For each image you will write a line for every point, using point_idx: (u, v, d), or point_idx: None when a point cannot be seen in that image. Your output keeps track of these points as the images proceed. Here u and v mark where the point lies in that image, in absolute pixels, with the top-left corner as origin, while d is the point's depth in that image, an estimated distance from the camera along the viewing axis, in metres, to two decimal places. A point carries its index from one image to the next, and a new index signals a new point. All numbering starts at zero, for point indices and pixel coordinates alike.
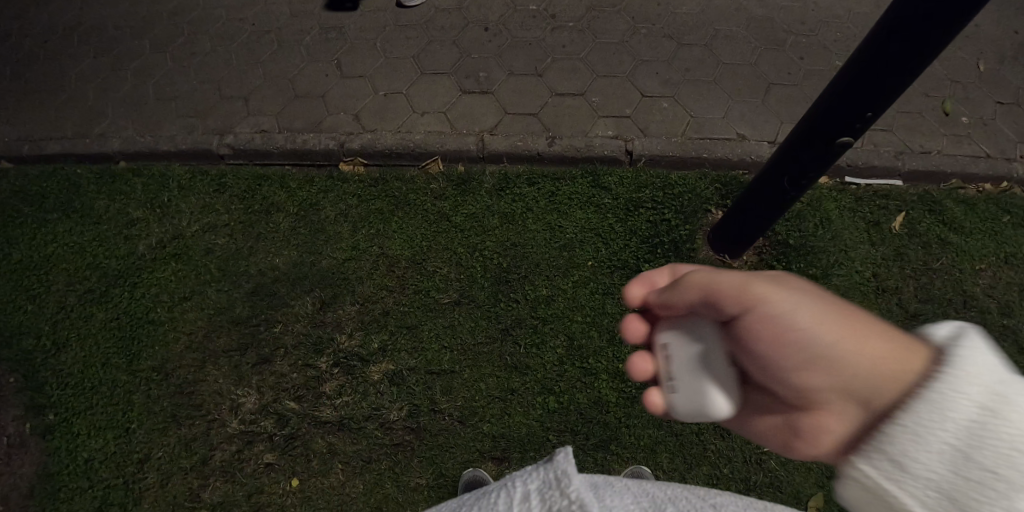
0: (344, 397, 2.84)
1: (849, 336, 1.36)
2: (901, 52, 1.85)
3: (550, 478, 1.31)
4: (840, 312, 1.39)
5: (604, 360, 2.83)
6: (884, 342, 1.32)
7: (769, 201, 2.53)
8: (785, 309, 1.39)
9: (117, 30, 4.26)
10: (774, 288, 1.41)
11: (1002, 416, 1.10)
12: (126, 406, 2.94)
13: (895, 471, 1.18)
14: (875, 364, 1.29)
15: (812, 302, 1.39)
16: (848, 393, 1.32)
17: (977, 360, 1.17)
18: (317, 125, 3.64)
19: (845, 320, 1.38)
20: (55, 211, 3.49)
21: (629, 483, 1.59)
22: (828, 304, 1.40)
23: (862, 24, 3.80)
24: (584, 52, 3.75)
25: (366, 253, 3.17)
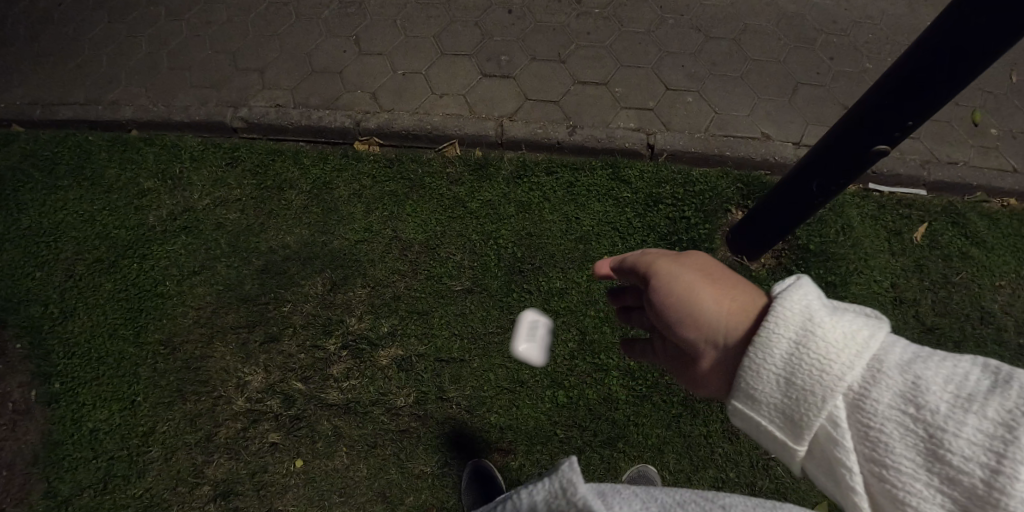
0: (351, 381, 2.82)
1: (713, 291, 1.26)
2: (947, 63, 1.79)
3: (555, 488, 1.20)
4: (721, 274, 1.30)
5: (615, 357, 2.81)
6: (743, 300, 1.22)
7: (794, 203, 2.48)
8: (661, 272, 1.35)
9: None
10: (661, 256, 1.38)
11: (814, 345, 1.03)
12: (132, 378, 2.92)
13: (739, 412, 1.11)
14: (725, 317, 1.22)
15: (688, 264, 1.33)
16: (700, 342, 1.24)
17: (793, 294, 1.10)
18: (333, 102, 3.58)
19: (715, 280, 1.29)
20: (65, 177, 3.45)
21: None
22: (706, 266, 1.33)
23: (895, 27, 3.71)
24: (609, 41, 3.68)
25: (379, 235, 3.13)
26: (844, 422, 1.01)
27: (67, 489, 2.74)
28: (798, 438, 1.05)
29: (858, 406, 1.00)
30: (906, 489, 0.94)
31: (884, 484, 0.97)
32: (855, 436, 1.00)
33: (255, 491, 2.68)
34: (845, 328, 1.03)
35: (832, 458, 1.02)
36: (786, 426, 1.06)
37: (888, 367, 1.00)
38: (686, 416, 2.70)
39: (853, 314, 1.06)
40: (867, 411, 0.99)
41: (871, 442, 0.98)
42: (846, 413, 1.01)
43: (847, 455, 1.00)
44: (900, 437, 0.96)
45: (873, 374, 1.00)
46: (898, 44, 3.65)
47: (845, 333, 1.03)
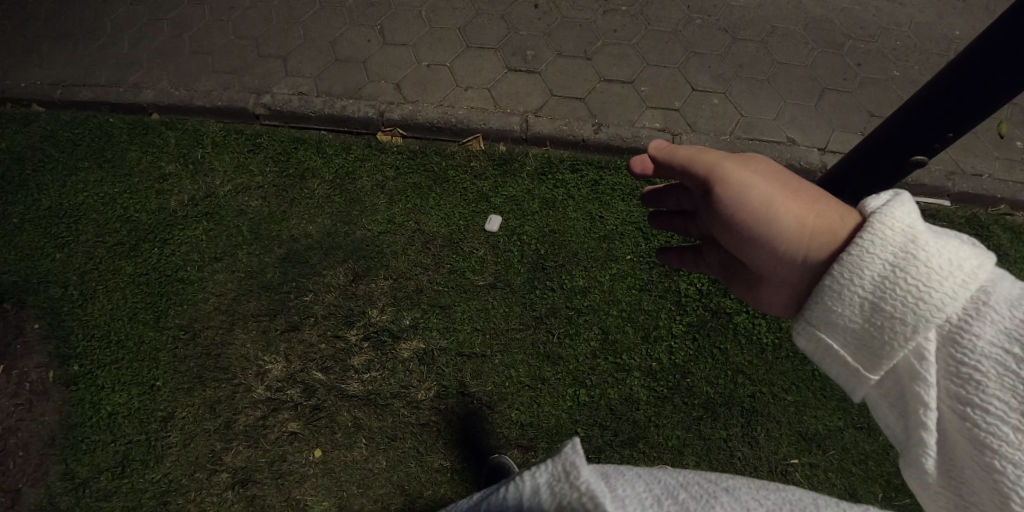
0: (372, 372, 2.81)
1: (789, 200, 1.33)
2: (959, 104, 1.89)
3: (559, 472, 1.08)
4: (794, 186, 1.36)
5: (637, 357, 2.81)
6: (821, 210, 1.28)
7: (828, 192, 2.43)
8: (729, 178, 1.41)
9: None
10: (729, 158, 1.45)
11: (911, 265, 1.03)
12: (152, 363, 2.93)
13: (814, 329, 1.13)
14: (807, 236, 1.27)
15: (759, 172, 1.39)
16: (782, 260, 1.31)
17: (892, 212, 1.10)
18: (357, 91, 3.55)
19: (790, 189, 1.35)
20: (85, 159, 3.47)
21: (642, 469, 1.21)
22: (778, 175, 1.38)
23: (923, 35, 3.70)
24: (636, 39, 3.66)
25: (402, 228, 3.11)
26: (931, 357, 1.01)
27: (84, 472, 2.74)
28: (874, 370, 1.06)
29: (952, 340, 0.99)
30: (991, 431, 0.94)
31: (963, 420, 0.97)
32: (943, 370, 1.00)
33: (273, 480, 2.68)
34: (950, 254, 1.02)
35: (906, 392, 1.04)
36: (863, 355, 1.07)
37: (995, 301, 0.98)
38: (706, 419, 2.69)
39: (958, 241, 1.05)
40: (963, 347, 0.98)
41: (959, 381, 0.98)
42: (937, 345, 1.01)
43: (926, 392, 1.00)
44: (994, 375, 0.95)
45: (976, 307, 0.99)
46: (925, 52, 3.65)
47: (950, 260, 1.02)
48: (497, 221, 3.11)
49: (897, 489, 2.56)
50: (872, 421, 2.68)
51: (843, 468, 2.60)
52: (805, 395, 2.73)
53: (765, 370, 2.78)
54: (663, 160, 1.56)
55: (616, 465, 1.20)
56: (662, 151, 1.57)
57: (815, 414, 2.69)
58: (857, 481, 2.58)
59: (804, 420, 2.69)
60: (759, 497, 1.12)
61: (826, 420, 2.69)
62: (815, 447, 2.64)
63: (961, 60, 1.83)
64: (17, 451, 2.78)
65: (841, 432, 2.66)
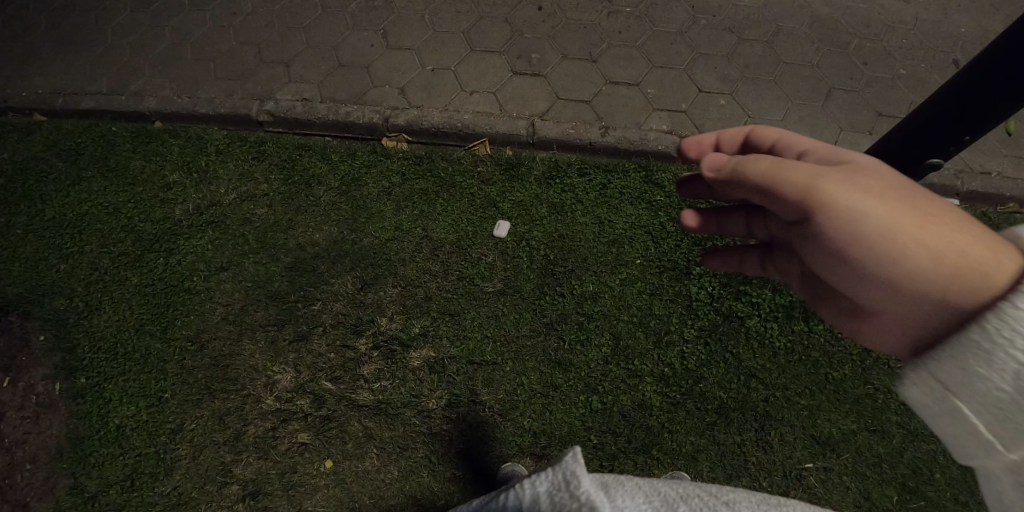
0: (382, 382, 2.79)
1: (917, 231, 1.25)
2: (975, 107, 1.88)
3: (560, 480, 1.22)
4: (922, 211, 1.28)
5: (649, 362, 2.78)
6: (962, 246, 1.21)
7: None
8: (839, 203, 1.29)
9: None
10: (832, 176, 1.32)
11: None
12: (160, 375, 2.91)
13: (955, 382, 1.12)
14: (947, 277, 1.21)
15: (878, 195, 1.29)
16: (915, 300, 1.26)
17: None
18: (361, 95, 3.52)
19: (917, 215, 1.27)
20: (89, 168, 3.47)
21: (642, 480, 1.33)
22: (899, 198, 1.29)
23: (929, 33, 3.68)
24: (640, 40, 3.63)
25: (409, 234, 3.09)
26: None
27: (93, 485, 2.73)
28: (1008, 443, 1.06)
29: None
30: None
31: None
32: None
33: (284, 492, 2.66)
34: None
35: None
36: (1002, 425, 1.07)
37: None
38: (720, 425, 2.67)
39: None
40: None
41: None
42: None
43: None
44: None
45: None
46: (932, 50, 3.63)
47: None
48: (505, 227, 3.08)
49: (913, 492, 2.54)
50: (885, 424, 2.65)
51: (858, 472, 2.58)
52: (818, 398, 2.71)
53: (778, 374, 2.76)
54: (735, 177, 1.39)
55: (616, 476, 1.33)
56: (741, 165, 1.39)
57: (829, 418, 2.67)
58: (872, 484, 2.56)
59: (818, 424, 2.66)
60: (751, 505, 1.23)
61: (840, 423, 2.66)
62: (829, 451, 2.62)
63: (971, 68, 1.83)
64: (24, 464, 2.78)
65: (855, 435, 2.64)
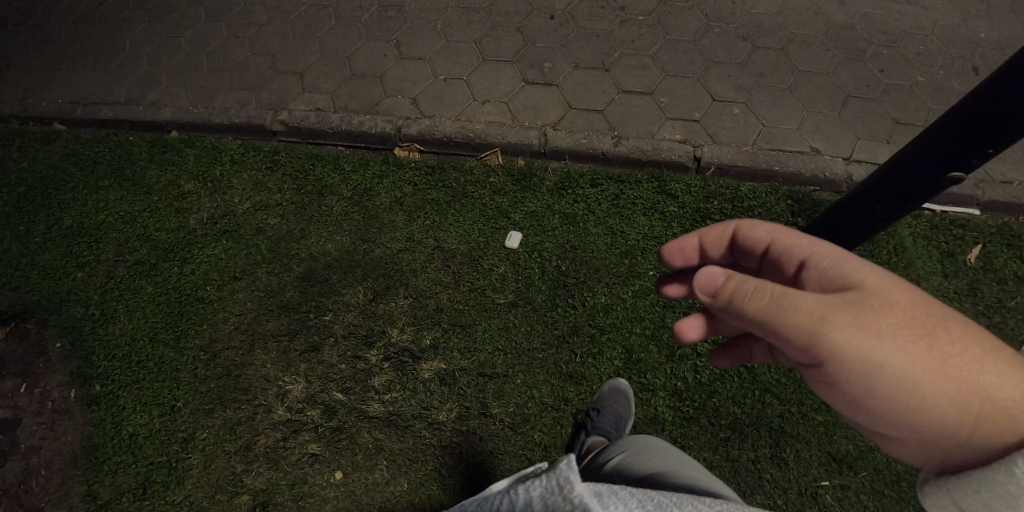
0: (393, 393, 2.78)
1: (931, 374, 1.41)
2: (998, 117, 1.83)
3: (553, 485, 1.26)
4: (935, 338, 1.43)
5: (662, 376, 2.76)
6: (974, 380, 1.37)
7: (854, 220, 2.47)
8: (850, 344, 1.46)
9: None
10: (840, 312, 1.48)
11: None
12: (172, 384, 2.92)
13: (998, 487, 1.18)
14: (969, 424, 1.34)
15: (887, 330, 1.45)
16: (939, 438, 1.40)
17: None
18: (374, 106, 3.53)
19: (928, 355, 1.42)
20: (105, 178, 3.50)
21: (627, 488, 1.34)
22: (909, 330, 1.45)
23: (949, 40, 3.62)
24: (653, 49, 3.59)
25: (421, 245, 3.08)
26: None
27: (107, 493, 2.76)
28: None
29: None
30: None
31: None
32: None
33: (294, 503, 2.66)
34: None
35: None
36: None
37: None
38: (734, 440, 2.63)
39: None
40: None
41: None
42: None
43: None
44: None
45: None
46: (952, 57, 3.56)
47: None
48: (517, 238, 3.06)
49: None
50: None
51: (876, 490, 2.53)
52: (835, 414, 2.65)
53: (794, 388, 2.71)
54: (730, 301, 1.53)
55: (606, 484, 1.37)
56: (739, 290, 1.52)
57: (846, 435, 2.62)
58: (890, 502, 2.51)
59: (835, 440, 2.61)
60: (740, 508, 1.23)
61: (858, 440, 2.61)
62: (847, 469, 2.56)
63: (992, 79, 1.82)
64: (40, 469, 2.81)
65: (872, 452, 2.58)
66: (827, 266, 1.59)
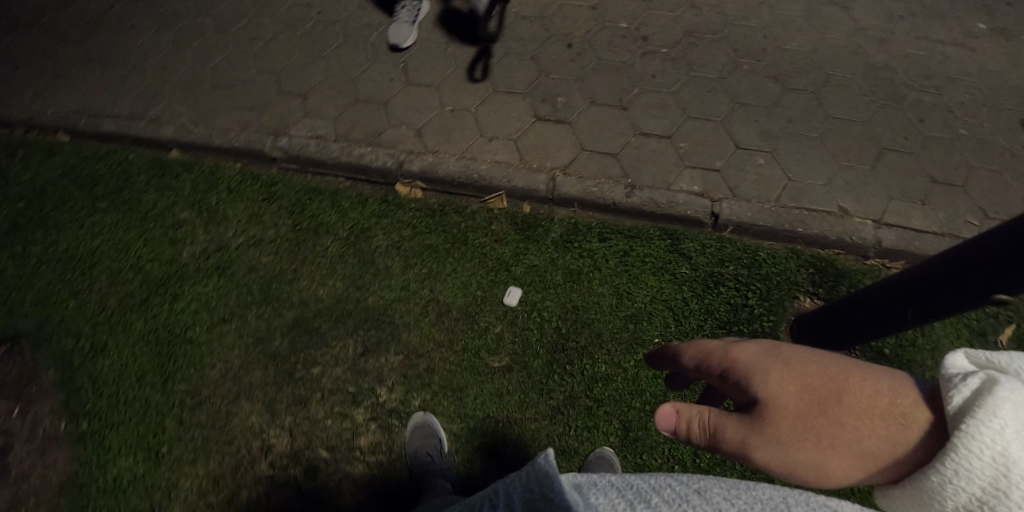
0: (379, 456, 2.69)
1: (840, 454, 1.18)
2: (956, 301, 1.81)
3: (534, 486, 1.19)
4: (826, 402, 1.22)
5: (660, 456, 2.63)
6: (877, 443, 1.15)
7: (878, 315, 2.40)
8: (767, 460, 1.26)
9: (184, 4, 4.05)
10: (747, 428, 1.29)
11: (1000, 505, 0.98)
12: (157, 428, 2.81)
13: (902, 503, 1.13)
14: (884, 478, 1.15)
15: (789, 433, 1.23)
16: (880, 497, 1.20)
17: (995, 427, 1.00)
18: (376, 136, 3.37)
19: (832, 435, 1.19)
20: (104, 198, 3.39)
21: (614, 479, 1.28)
22: (808, 424, 1.22)
23: (995, 87, 3.35)
24: (676, 86, 3.36)
25: (416, 296, 2.96)
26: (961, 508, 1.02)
27: None
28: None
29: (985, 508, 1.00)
30: None
31: None
32: None
33: None
34: (1006, 427, 1.00)
35: None
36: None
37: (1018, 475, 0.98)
38: None
39: (1013, 409, 1.00)
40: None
41: None
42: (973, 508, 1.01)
43: None
44: None
45: (1003, 478, 0.98)
46: (999, 108, 3.28)
47: (996, 433, 1.00)
48: (517, 295, 2.92)
49: None
50: None
51: None
52: None
53: None
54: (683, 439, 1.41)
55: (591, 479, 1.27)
56: (674, 427, 1.40)
57: None
58: None
59: None
60: (729, 496, 1.15)
61: None
62: None
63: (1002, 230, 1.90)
64: (28, 498, 2.71)
65: None
66: (740, 369, 1.34)
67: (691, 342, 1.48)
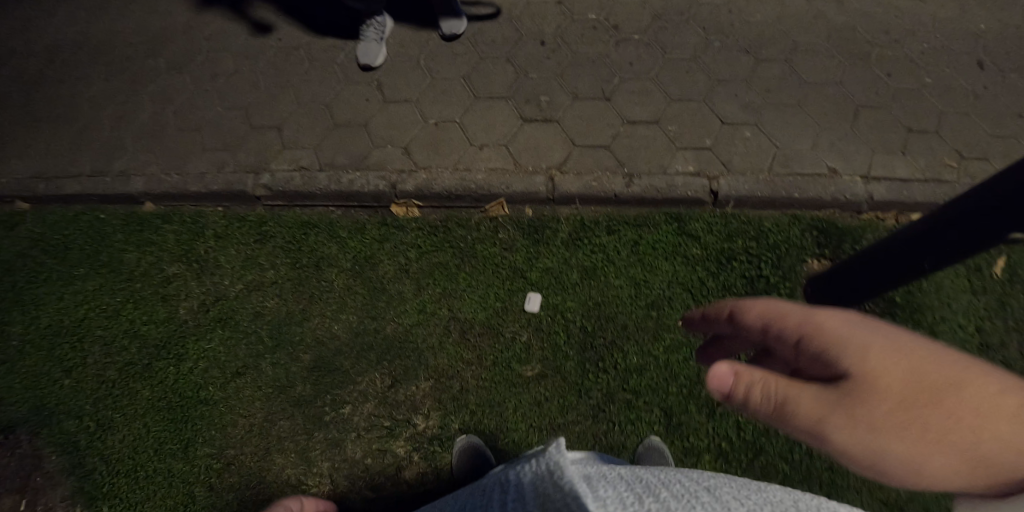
0: (427, 486, 2.64)
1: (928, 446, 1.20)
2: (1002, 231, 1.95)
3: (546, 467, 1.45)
4: (920, 396, 1.22)
5: (705, 437, 2.67)
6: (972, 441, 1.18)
7: (895, 267, 2.48)
8: (844, 437, 1.25)
9: (130, 48, 3.84)
10: (828, 404, 1.27)
11: None
12: (187, 499, 2.68)
13: None
14: (966, 479, 1.18)
15: (878, 417, 1.23)
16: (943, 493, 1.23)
17: None
18: (362, 160, 3.28)
19: (923, 425, 1.21)
20: (81, 265, 3.19)
21: (625, 476, 1.52)
22: (899, 408, 1.23)
23: (950, 33, 3.50)
24: (654, 71, 3.39)
25: (435, 317, 2.90)
26: None
27: None
28: None
29: None
30: None
31: None
32: None
33: None
34: None
35: None
36: None
37: None
38: None
39: None
40: None
41: None
42: None
43: None
44: None
45: None
46: (958, 53, 3.43)
47: None
48: (537, 301, 2.91)
49: None
50: None
51: None
52: None
53: None
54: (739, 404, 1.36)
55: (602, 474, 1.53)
56: (736, 390, 1.34)
57: None
58: None
59: (885, 486, 2.56)
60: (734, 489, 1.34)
61: None
62: None
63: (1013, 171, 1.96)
64: None
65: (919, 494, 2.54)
66: (825, 343, 1.32)
67: (757, 305, 1.44)
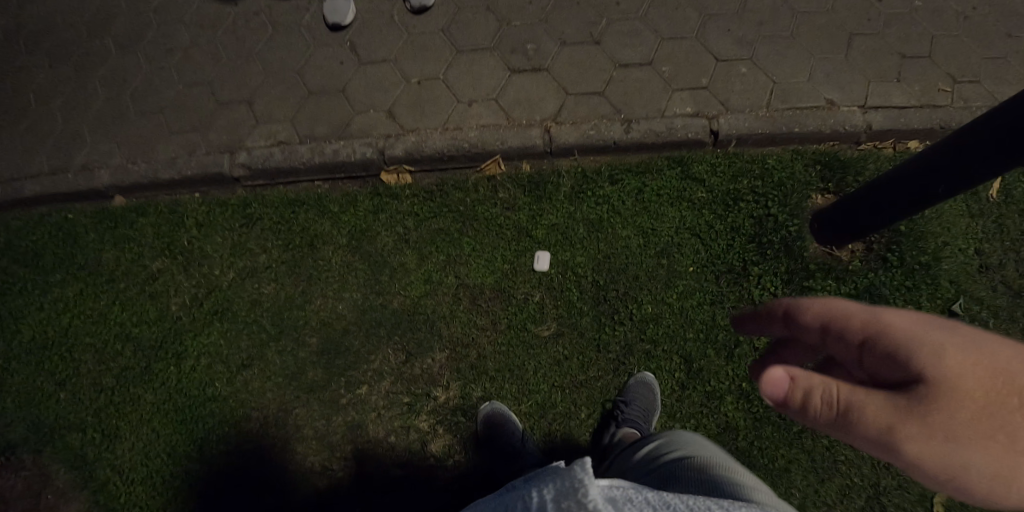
0: (455, 457, 2.61)
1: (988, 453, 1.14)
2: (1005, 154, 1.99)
3: (566, 487, 1.34)
4: (987, 401, 1.15)
5: (726, 380, 2.68)
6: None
7: (900, 198, 2.41)
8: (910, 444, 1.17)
9: (66, 28, 3.46)
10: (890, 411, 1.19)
11: None
12: (210, 499, 2.61)
13: None
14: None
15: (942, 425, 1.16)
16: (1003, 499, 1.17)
17: None
18: (344, 128, 3.09)
19: (989, 434, 1.14)
20: (55, 271, 2.97)
21: (647, 495, 1.45)
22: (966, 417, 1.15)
23: None
24: (642, 9, 3.23)
25: (442, 285, 2.81)
26: None
27: None
28: None
29: None
30: None
31: None
32: None
33: None
34: None
35: None
36: None
37: None
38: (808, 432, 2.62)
39: None
40: None
41: None
42: None
43: None
44: None
45: None
46: None
47: None
48: (546, 259, 2.83)
49: None
50: None
51: None
52: None
53: None
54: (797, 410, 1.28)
55: (622, 490, 1.44)
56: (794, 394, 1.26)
57: None
58: None
59: None
60: None
61: None
62: None
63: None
64: None
65: None
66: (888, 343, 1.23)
67: (819, 302, 1.34)
